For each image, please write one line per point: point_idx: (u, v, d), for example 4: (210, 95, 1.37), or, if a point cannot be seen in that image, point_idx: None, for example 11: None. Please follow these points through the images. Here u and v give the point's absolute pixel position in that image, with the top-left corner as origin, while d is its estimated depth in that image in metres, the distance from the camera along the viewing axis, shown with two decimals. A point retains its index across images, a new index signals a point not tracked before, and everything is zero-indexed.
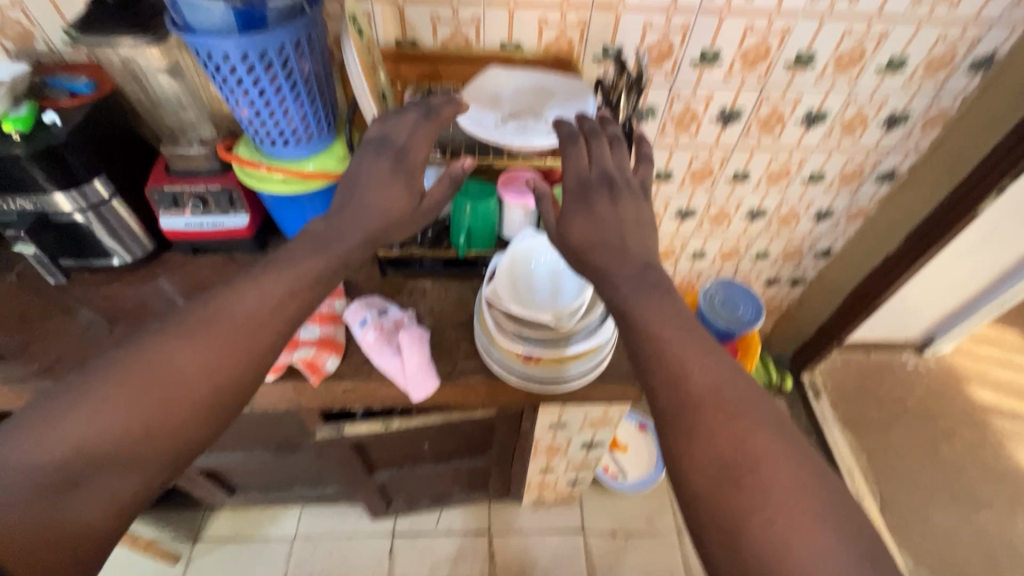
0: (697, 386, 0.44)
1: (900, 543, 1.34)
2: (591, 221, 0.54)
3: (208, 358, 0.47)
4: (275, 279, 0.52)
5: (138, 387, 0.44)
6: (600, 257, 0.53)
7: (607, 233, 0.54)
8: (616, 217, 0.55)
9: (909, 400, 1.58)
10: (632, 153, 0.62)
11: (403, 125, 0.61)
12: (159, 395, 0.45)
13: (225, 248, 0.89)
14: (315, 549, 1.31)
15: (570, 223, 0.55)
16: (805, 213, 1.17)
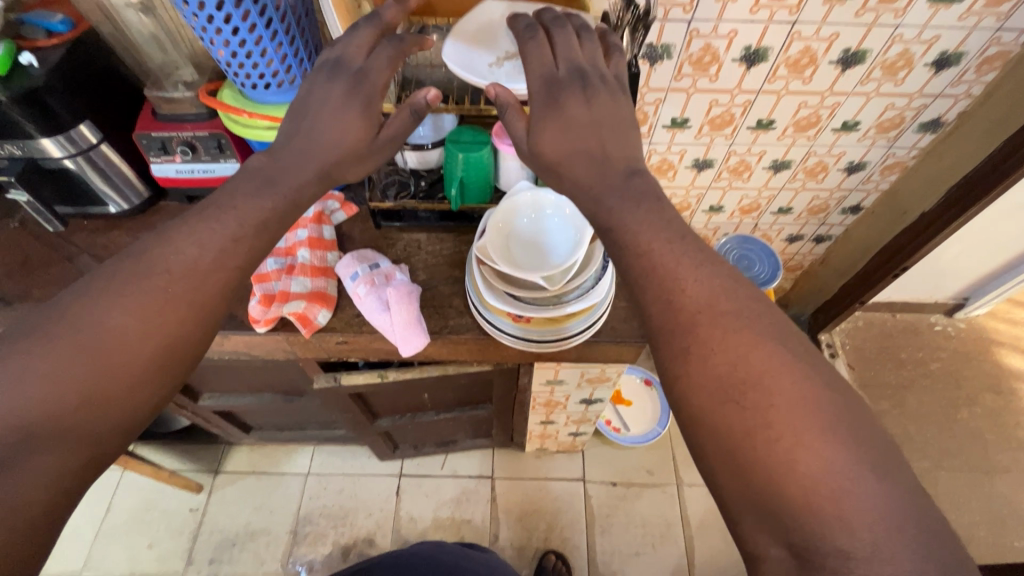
0: (696, 322, 0.39)
1: None
2: (562, 125, 0.50)
3: (148, 313, 0.42)
4: (237, 210, 0.48)
5: (62, 348, 0.39)
6: (577, 168, 0.50)
7: (586, 135, 0.50)
8: (582, 116, 0.50)
9: (931, 363, 1.52)
10: (602, 46, 0.57)
11: (357, 44, 0.55)
12: (85, 355, 0.39)
13: None
14: (327, 486, 1.37)
15: (541, 131, 0.51)
16: (834, 164, 1.07)
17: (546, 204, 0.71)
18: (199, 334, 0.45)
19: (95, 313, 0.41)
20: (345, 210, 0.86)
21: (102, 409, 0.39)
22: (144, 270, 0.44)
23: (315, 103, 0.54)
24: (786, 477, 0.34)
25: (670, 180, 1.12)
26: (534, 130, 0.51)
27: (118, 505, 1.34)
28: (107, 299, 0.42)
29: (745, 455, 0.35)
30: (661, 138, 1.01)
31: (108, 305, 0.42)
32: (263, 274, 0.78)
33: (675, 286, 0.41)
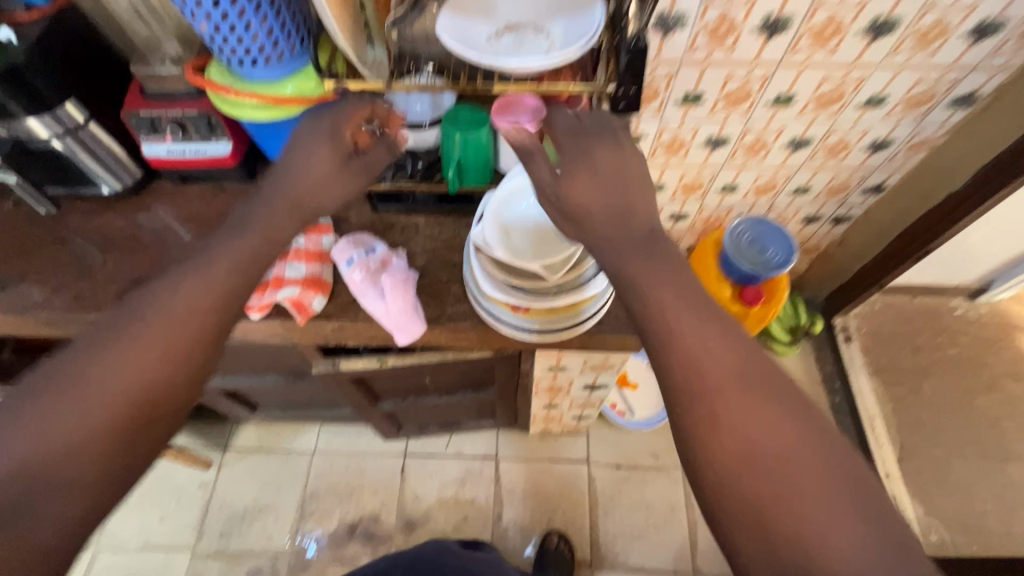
0: (714, 379, 0.38)
1: (915, 492, 1.31)
2: (595, 178, 0.48)
3: (141, 352, 0.42)
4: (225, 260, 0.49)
5: (51, 402, 0.39)
6: (596, 215, 0.47)
7: (612, 189, 0.48)
8: (621, 175, 0.48)
9: (949, 349, 1.47)
10: None
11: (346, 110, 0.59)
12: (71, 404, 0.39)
13: (212, 177, 0.86)
14: (333, 463, 1.39)
15: (570, 178, 0.49)
16: (857, 142, 1.02)
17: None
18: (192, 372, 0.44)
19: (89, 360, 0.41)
20: None
21: (86, 456, 0.38)
22: (131, 317, 0.44)
23: (309, 140, 0.57)
24: (778, 516, 0.34)
25: (681, 159, 1.07)
26: (562, 176, 0.50)
27: None
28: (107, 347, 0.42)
29: (761, 525, 0.34)
30: (672, 114, 0.96)
31: (101, 357, 0.41)
32: None
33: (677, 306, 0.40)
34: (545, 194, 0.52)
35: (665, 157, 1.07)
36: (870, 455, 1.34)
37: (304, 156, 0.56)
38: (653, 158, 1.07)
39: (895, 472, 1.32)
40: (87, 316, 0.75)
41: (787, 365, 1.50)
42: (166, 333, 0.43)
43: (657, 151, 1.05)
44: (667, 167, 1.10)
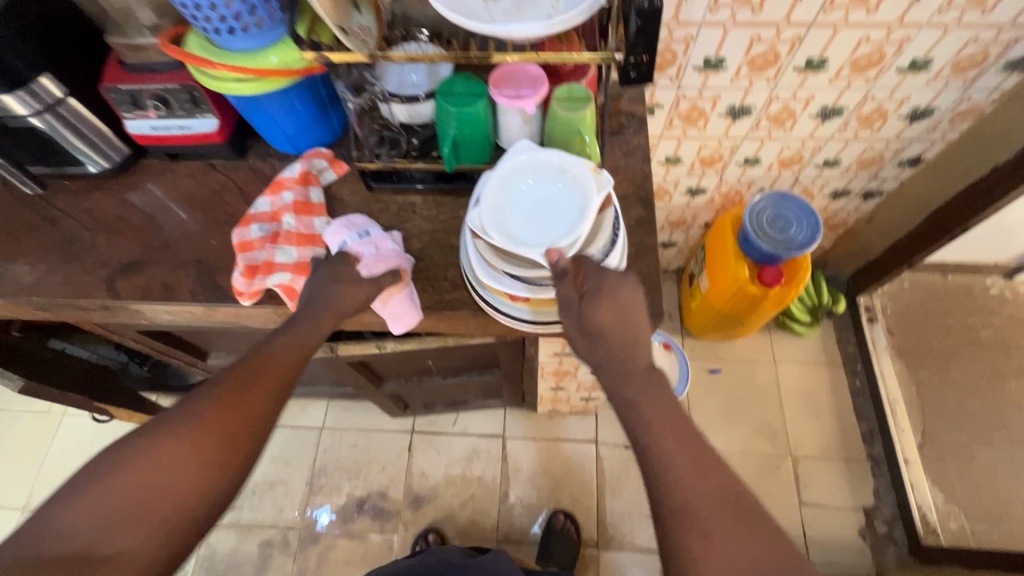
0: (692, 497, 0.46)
1: (934, 478, 1.26)
2: (617, 307, 0.55)
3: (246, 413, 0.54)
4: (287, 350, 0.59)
5: (173, 441, 0.50)
6: (614, 341, 0.54)
7: (625, 323, 0.54)
8: (632, 303, 0.55)
9: (981, 331, 1.40)
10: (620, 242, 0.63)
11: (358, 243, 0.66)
12: (195, 447, 0.51)
13: (201, 155, 0.82)
14: (341, 440, 1.40)
15: (598, 302, 0.54)
16: (895, 111, 0.93)
17: (551, 166, 0.63)
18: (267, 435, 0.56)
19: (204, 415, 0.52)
20: (334, 168, 0.79)
21: (201, 490, 0.50)
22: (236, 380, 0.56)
23: (322, 278, 0.65)
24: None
25: (700, 130, 1.00)
26: (589, 300, 0.55)
27: None
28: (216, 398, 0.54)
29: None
30: (691, 81, 0.88)
31: (213, 408, 0.53)
32: (247, 242, 0.73)
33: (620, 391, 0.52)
34: (569, 313, 0.56)
35: (682, 128, 0.99)
36: (890, 440, 1.30)
37: (320, 291, 0.64)
38: (670, 129, 1.00)
39: (916, 459, 1.27)
40: (78, 301, 0.73)
41: (806, 345, 1.44)
42: (262, 389, 0.56)
43: (674, 121, 0.98)
44: (684, 139, 1.02)
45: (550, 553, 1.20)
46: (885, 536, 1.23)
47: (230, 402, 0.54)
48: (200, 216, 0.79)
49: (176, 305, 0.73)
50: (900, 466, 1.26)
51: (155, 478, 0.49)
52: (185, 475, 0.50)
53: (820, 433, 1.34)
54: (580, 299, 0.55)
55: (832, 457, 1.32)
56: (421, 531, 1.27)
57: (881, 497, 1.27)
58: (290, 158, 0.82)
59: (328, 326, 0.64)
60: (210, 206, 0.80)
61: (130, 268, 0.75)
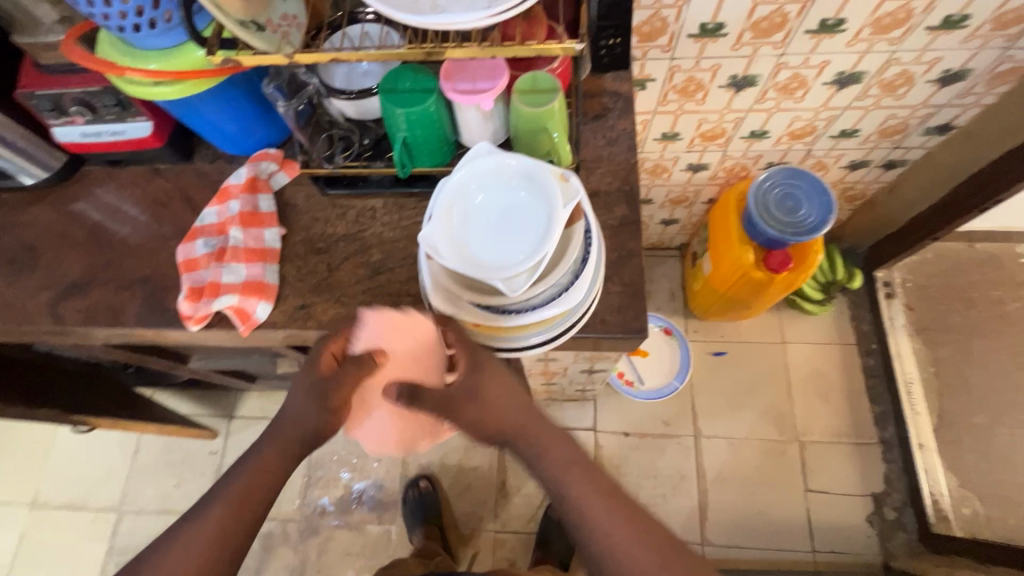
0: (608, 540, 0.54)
1: (950, 464, 1.20)
2: (500, 379, 0.57)
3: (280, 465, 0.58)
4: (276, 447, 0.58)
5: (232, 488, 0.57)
6: (515, 417, 0.57)
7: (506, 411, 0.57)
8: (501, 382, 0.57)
9: (1009, 304, 1.28)
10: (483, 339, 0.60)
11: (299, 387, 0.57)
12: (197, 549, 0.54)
13: (142, 159, 0.75)
14: (337, 432, 1.38)
15: (481, 378, 0.56)
16: (923, 74, 0.81)
17: (508, 177, 0.55)
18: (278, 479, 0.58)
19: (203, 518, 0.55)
20: (286, 170, 0.72)
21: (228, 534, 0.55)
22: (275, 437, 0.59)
23: (296, 394, 0.57)
24: None
25: (699, 104, 0.89)
26: (473, 384, 0.56)
27: (146, 443, 1.40)
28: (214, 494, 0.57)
29: None
30: (686, 51, 0.77)
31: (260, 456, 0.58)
32: (193, 260, 0.67)
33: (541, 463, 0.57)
34: (462, 406, 0.55)
35: (678, 102, 0.89)
36: (903, 423, 1.23)
37: (297, 407, 0.57)
38: (665, 103, 0.89)
39: (931, 443, 1.21)
40: (24, 328, 0.69)
41: (818, 324, 1.36)
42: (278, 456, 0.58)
43: (669, 95, 0.87)
44: (682, 114, 0.92)
45: (548, 544, 1.19)
46: (894, 522, 1.20)
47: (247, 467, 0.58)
48: (145, 228, 0.73)
49: (126, 330, 0.68)
50: (914, 450, 1.20)
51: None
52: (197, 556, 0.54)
53: (830, 417, 1.28)
54: (466, 386, 0.56)
55: (842, 441, 1.26)
56: (414, 479, 1.30)
57: (891, 483, 1.22)
58: (239, 159, 0.74)
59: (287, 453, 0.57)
60: (157, 216, 0.73)
61: (76, 289, 0.70)
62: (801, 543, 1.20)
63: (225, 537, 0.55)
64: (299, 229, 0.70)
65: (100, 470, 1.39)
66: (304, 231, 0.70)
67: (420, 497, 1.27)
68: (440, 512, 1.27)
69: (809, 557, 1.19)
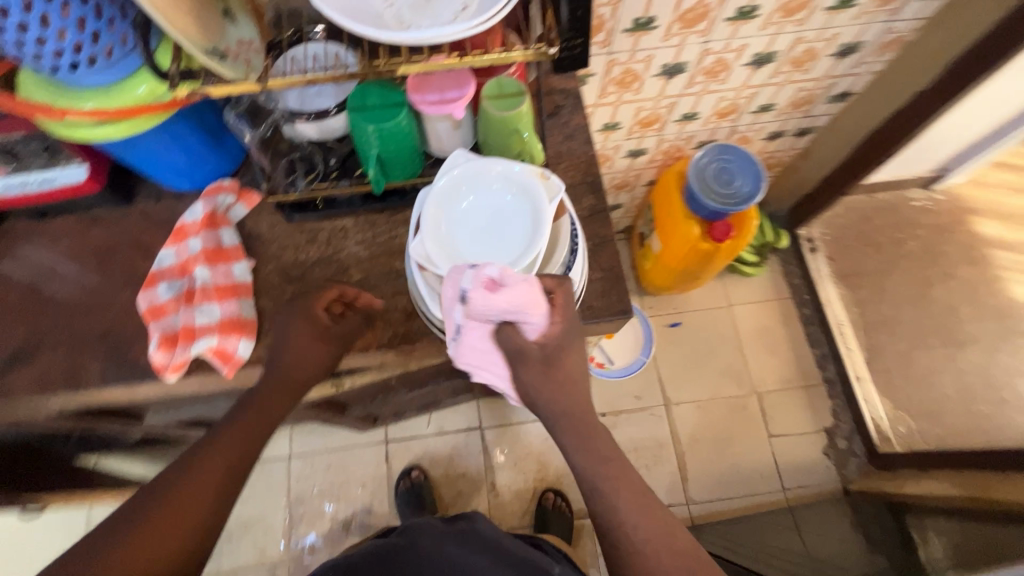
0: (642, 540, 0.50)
1: (882, 390, 1.36)
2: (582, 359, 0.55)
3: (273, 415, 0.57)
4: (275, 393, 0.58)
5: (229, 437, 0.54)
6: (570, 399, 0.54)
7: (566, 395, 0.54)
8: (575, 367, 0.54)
9: (909, 243, 1.45)
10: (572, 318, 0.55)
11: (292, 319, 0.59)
12: (185, 505, 0.49)
13: (75, 206, 0.69)
14: (313, 464, 1.33)
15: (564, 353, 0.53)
16: (825, 50, 0.91)
17: (492, 179, 0.56)
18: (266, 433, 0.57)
19: (194, 475, 0.51)
20: (244, 201, 0.69)
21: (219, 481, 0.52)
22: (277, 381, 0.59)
23: (288, 334, 0.59)
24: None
25: (636, 93, 0.94)
26: (553, 354, 0.53)
27: (98, 516, 1.28)
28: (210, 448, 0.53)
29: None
30: (622, 45, 0.82)
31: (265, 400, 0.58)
32: (158, 307, 0.63)
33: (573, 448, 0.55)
34: (531, 366, 0.53)
35: (617, 93, 0.94)
36: (840, 361, 1.38)
37: (294, 349, 0.59)
38: (605, 96, 0.94)
39: (865, 375, 1.36)
40: None
41: (756, 285, 1.48)
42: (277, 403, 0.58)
43: (608, 88, 0.92)
44: (620, 104, 0.97)
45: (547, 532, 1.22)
46: (846, 450, 1.33)
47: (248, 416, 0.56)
48: (92, 281, 0.67)
49: (89, 393, 0.62)
50: (853, 384, 1.34)
51: (153, 547, 0.47)
52: (183, 508, 0.49)
53: (779, 366, 1.41)
54: (546, 352, 0.53)
55: (792, 387, 1.39)
56: (403, 469, 1.30)
57: (839, 416, 1.36)
58: (189, 195, 0.70)
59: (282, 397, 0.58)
60: (103, 266, 0.68)
61: (20, 358, 0.63)
62: (773, 485, 1.31)
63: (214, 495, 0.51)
64: (269, 259, 0.67)
65: (48, 556, 1.25)
66: (275, 260, 0.67)
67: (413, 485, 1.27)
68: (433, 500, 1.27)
69: (781, 495, 1.30)
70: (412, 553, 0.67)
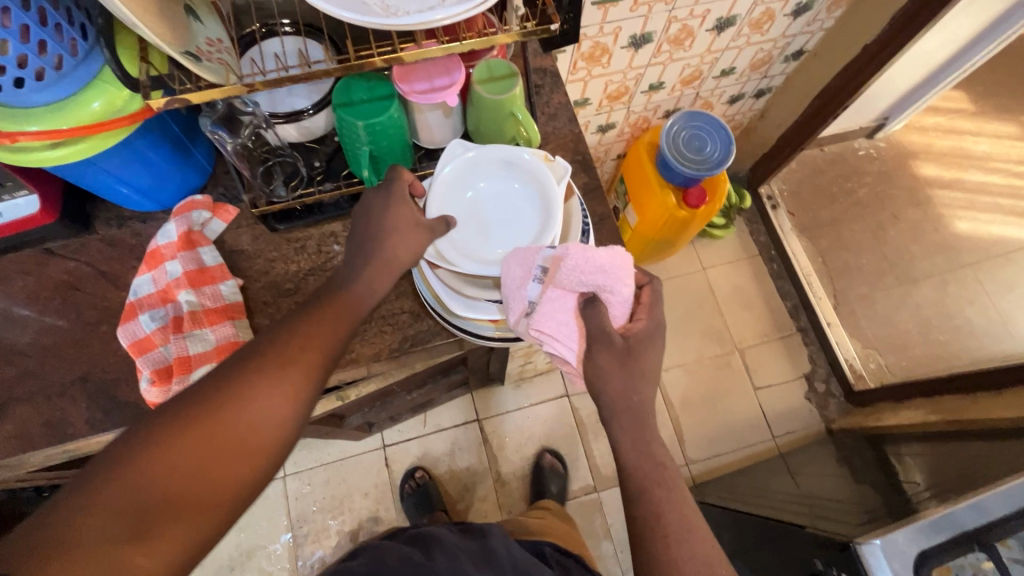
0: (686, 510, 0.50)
1: (851, 332, 1.43)
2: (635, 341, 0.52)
3: (327, 338, 0.45)
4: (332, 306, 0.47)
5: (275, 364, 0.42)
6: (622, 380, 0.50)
7: (615, 380, 0.50)
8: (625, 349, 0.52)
9: (861, 191, 1.53)
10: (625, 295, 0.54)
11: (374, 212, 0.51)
12: (217, 441, 0.39)
13: (25, 242, 0.62)
14: (311, 480, 1.28)
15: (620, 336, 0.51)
16: (781, 10, 0.93)
17: (497, 168, 0.58)
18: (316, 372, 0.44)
19: (220, 402, 0.40)
20: (220, 216, 0.64)
21: (245, 424, 0.40)
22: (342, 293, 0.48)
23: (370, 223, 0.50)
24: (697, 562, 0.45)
25: (605, 67, 0.94)
26: (635, 345, 0.52)
27: None
28: (264, 366, 0.42)
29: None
30: (591, 19, 0.81)
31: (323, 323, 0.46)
32: (143, 340, 0.58)
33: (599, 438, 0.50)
34: (612, 351, 0.51)
35: (587, 68, 0.93)
36: (811, 309, 1.45)
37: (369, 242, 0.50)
38: (575, 72, 0.93)
39: (835, 319, 1.44)
40: None
41: (726, 246, 1.53)
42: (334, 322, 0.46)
43: (578, 64, 0.91)
44: (590, 79, 0.96)
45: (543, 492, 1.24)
46: (825, 393, 1.41)
47: (302, 334, 0.44)
48: (58, 321, 0.61)
49: (77, 443, 0.57)
50: (825, 329, 1.41)
51: (149, 482, 0.36)
52: (195, 454, 0.38)
53: (756, 321, 1.46)
54: (628, 342, 0.51)
55: (770, 339, 1.45)
56: (408, 471, 1.28)
57: (815, 361, 1.43)
58: (157, 216, 0.65)
59: (341, 310, 0.47)
60: (70, 303, 0.61)
61: None
62: (763, 435, 1.37)
63: (234, 445, 0.39)
64: (258, 275, 0.63)
65: None
66: (264, 275, 0.63)
67: (419, 487, 1.25)
68: (441, 498, 1.25)
69: (772, 443, 1.36)
70: (423, 574, 0.56)
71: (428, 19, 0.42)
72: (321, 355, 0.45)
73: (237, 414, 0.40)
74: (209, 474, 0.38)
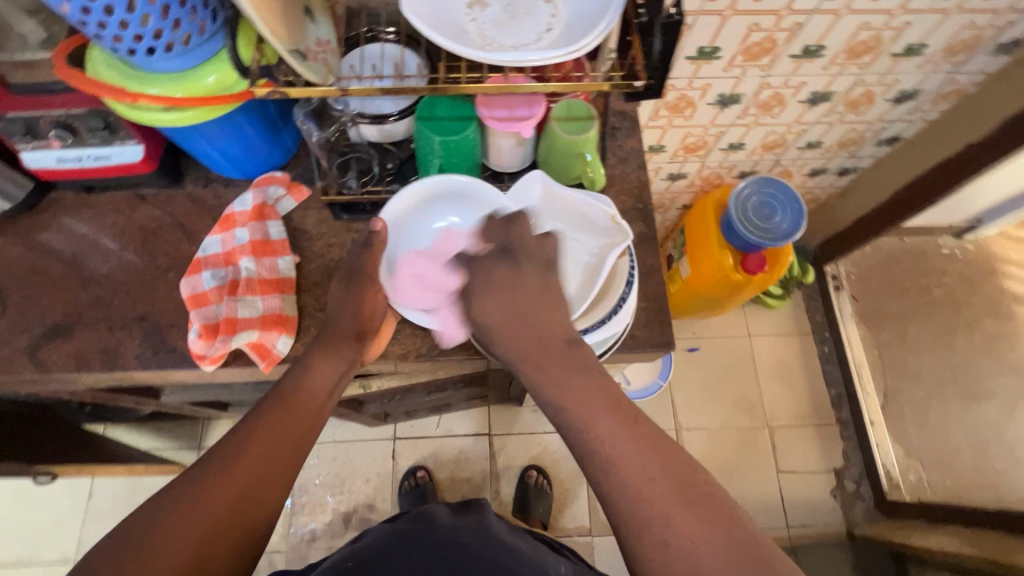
0: None
1: (895, 436, 1.34)
2: None
3: (303, 413, 0.55)
4: (310, 380, 0.57)
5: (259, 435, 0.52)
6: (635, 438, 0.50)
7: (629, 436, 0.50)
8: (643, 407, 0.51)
9: (936, 290, 1.43)
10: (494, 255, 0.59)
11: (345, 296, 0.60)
12: (213, 505, 0.47)
13: (125, 184, 0.69)
14: (320, 454, 1.32)
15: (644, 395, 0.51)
16: (883, 94, 0.90)
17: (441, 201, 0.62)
18: (295, 434, 0.53)
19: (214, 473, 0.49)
20: (293, 194, 0.68)
21: (241, 491, 0.48)
22: (315, 365, 0.58)
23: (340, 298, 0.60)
24: None
25: (686, 119, 0.93)
26: None
27: (100, 487, 1.26)
28: (248, 439, 0.51)
29: None
30: (681, 71, 0.81)
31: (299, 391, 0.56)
32: (201, 295, 0.62)
33: (601, 487, 0.49)
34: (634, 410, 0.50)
35: (668, 117, 0.93)
36: (857, 402, 1.37)
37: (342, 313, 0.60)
38: (656, 119, 0.93)
39: (880, 419, 1.35)
40: None
41: (778, 317, 1.47)
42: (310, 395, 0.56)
43: (660, 112, 0.91)
44: (669, 128, 0.96)
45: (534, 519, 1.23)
46: (853, 493, 1.32)
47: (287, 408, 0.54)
48: (135, 259, 0.67)
49: (123, 374, 0.62)
50: (867, 427, 1.33)
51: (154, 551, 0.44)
52: (193, 523, 0.46)
53: (794, 401, 1.40)
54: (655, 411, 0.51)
55: (804, 424, 1.38)
56: (409, 468, 1.30)
57: (849, 458, 1.35)
58: (239, 183, 0.70)
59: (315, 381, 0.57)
60: (147, 246, 0.67)
61: (59, 332, 0.63)
62: (778, 521, 1.29)
63: (233, 507, 0.48)
64: (314, 256, 0.67)
65: (49, 524, 1.25)
66: (320, 257, 0.67)
67: (417, 487, 1.26)
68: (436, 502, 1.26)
69: (784, 533, 1.29)
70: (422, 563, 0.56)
71: (523, 58, 0.44)
72: (300, 428, 0.54)
73: (233, 476, 0.49)
74: (205, 532, 0.46)
